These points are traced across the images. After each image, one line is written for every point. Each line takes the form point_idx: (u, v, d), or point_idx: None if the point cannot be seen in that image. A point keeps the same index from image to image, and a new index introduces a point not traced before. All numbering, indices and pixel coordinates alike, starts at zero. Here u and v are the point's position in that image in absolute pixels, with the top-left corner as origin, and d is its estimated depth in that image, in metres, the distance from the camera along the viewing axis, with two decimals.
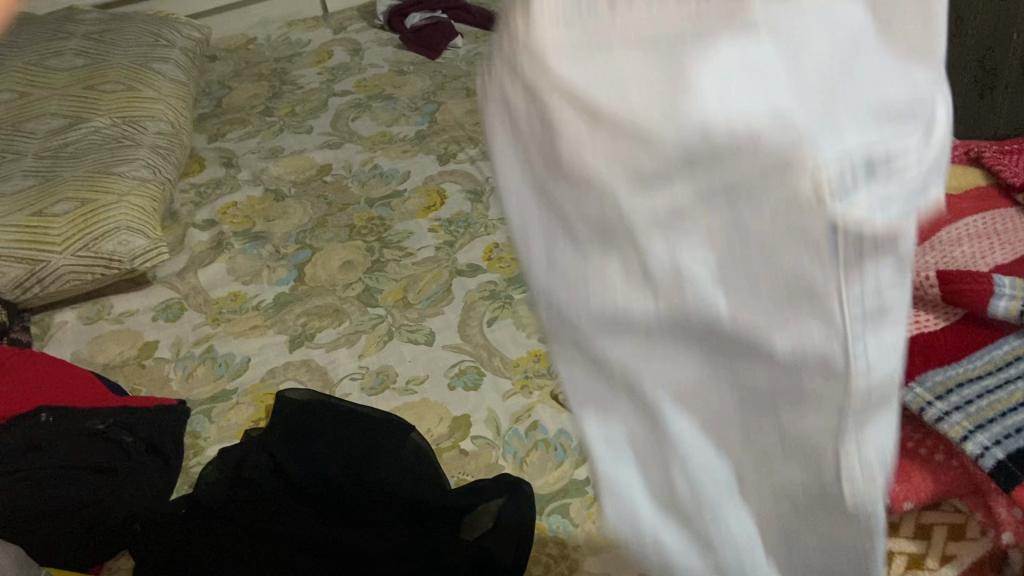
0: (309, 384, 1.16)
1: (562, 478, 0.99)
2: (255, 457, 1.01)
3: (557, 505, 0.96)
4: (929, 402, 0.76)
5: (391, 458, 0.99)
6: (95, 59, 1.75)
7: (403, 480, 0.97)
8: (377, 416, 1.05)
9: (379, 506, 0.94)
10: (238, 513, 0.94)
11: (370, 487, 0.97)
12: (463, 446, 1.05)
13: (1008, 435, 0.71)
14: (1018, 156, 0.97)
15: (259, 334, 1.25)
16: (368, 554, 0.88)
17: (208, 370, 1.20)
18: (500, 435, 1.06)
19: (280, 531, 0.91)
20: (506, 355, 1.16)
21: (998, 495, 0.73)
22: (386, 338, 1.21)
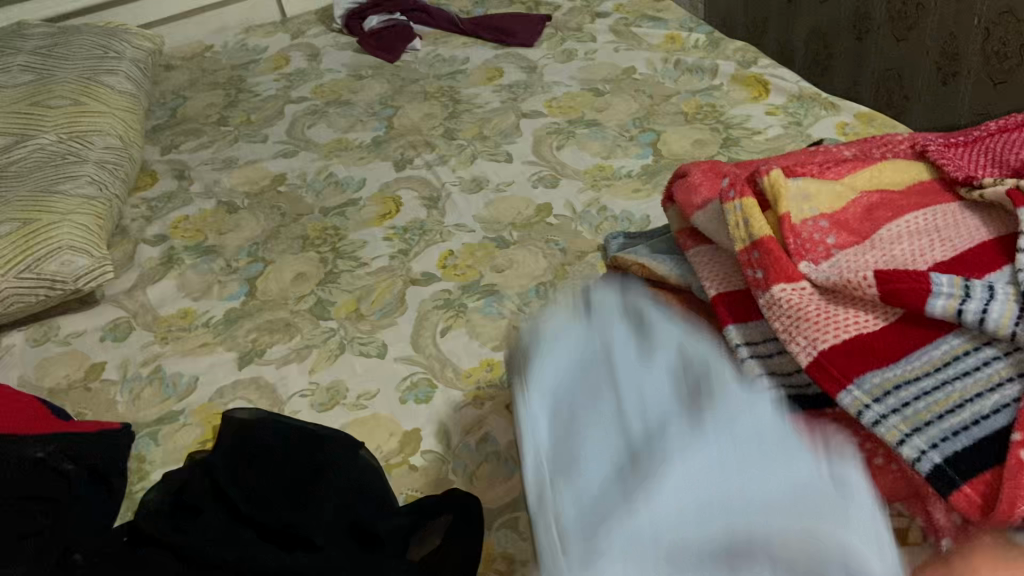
0: (258, 402, 1.14)
1: (511, 491, 0.98)
2: (200, 483, 0.98)
3: (506, 518, 0.95)
4: (866, 404, 0.76)
5: (337, 480, 0.96)
6: (42, 73, 1.71)
7: (350, 502, 0.94)
8: (324, 436, 1.03)
9: (325, 531, 0.90)
10: (178, 541, 0.91)
11: (314, 508, 0.92)
12: (412, 461, 1.03)
13: (945, 438, 0.71)
14: (961, 149, 0.99)
15: (208, 352, 1.23)
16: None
17: (155, 391, 1.18)
18: (450, 449, 1.04)
19: (218, 558, 0.88)
20: (458, 366, 1.15)
21: (936, 499, 0.72)
22: (338, 352, 1.20)
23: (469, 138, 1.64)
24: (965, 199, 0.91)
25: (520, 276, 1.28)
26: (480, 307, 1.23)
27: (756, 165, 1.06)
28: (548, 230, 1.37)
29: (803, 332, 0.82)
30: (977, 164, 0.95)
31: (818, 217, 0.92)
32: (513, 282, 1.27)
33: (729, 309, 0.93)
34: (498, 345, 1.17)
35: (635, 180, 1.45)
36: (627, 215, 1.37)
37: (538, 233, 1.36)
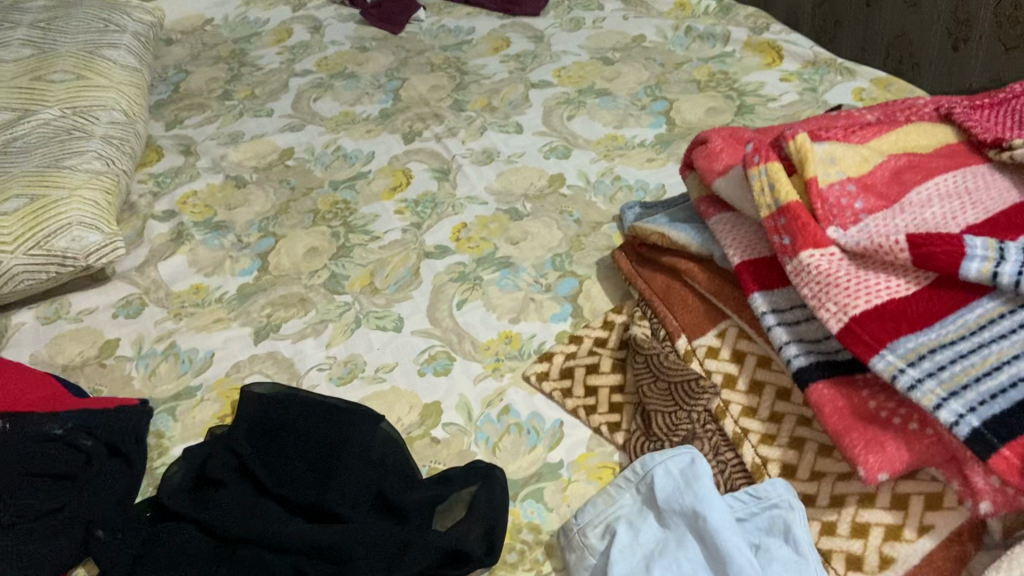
0: (275, 376, 1.13)
1: (535, 461, 0.98)
2: (220, 456, 0.96)
3: (532, 489, 0.95)
4: (901, 369, 0.75)
5: (361, 453, 0.95)
6: (42, 47, 1.68)
7: (373, 474, 0.93)
8: (344, 410, 1.01)
9: (350, 505, 0.90)
10: (202, 517, 0.90)
11: (338, 482, 0.92)
12: (434, 434, 1.03)
13: (983, 401, 0.71)
14: (989, 110, 0.97)
15: (223, 327, 1.22)
16: (341, 553, 0.84)
17: (171, 366, 1.17)
18: (472, 421, 1.03)
19: (244, 535, 0.87)
20: (477, 338, 1.14)
21: (975, 463, 0.73)
22: (354, 325, 1.18)
23: (478, 109, 1.61)
24: (996, 161, 0.90)
25: (535, 248, 1.27)
26: (497, 280, 1.22)
27: (779, 130, 1.04)
28: (562, 201, 1.35)
29: (834, 297, 0.81)
30: (1007, 126, 0.93)
31: (845, 181, 0.90)
32: (529, 254, 1.26)
33: (755, 277, 0.93)
34: (515, 317, 1.16)
35: (648, 149, 1.43)
36: (641, 185, 1.35)
37: (552, 204, 1.35)
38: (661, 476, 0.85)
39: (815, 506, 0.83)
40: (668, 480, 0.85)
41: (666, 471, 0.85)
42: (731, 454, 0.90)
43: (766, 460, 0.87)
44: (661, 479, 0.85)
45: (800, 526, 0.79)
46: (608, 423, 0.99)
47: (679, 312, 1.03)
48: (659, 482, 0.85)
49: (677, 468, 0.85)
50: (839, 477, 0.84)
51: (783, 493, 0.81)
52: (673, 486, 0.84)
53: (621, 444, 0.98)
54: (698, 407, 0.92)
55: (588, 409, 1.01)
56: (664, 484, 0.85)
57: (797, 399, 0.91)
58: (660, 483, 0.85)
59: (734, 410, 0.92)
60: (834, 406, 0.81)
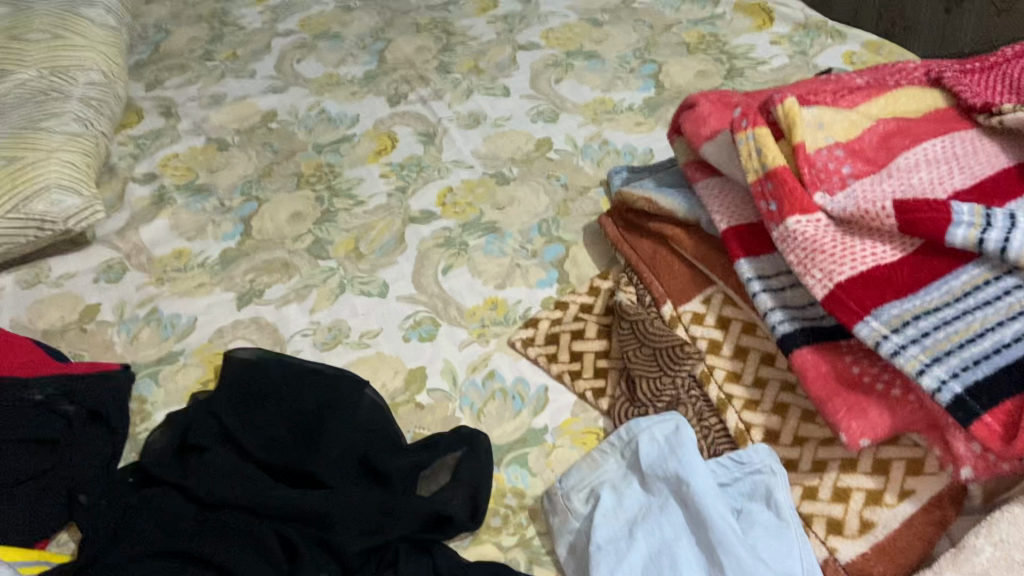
0: (259, 342, 1.12)
1: (520, 427, 0.98)
2: (202, 423, 0.96)
3: (516, 455, 0.95)
4: (885, 335, 0.75)
5: (344, 417, 0.95)
6: (17, 5, 1.63)
7: (357, 439, 0.93)
8: (329, 376, 1.00)
9: (334, 470, 0.90)
10: (184, 483, 0.89)
11: (322, 446, 0.92)
12: (419, 400, 1.02)
13: (966, 368, 0.71)
14: (979, 75, 0.96)
15: (206, 293, 1.20)
16: (324, 517, 0.84)
17: (154, 332, 1.16)
18: (457, 386, 1.03)
19: (227, 500, 0.87)
20: (462, 304, 1.13)
21: (956, 430, 0.73)
22: (338, 291, 1.17)
23: (464, 71, 1.59)
24: (984, 126, 0.89)
25: (521, 213, 1.26)
26: (483, 246, 1.21)
27: (767, 94, 1.02)
28: (549, 166, 1.33)
29: (819, 264, 0.81)
30: (998, 91, 0.92)
31: (832, 146, 0.89)
32: (515, 219, 1.25)
33: (741, 243, 0.92)
34: (501, 283, 1.15)
35: (636, 114, 1.41)
36: (629, 150, 1.34)
37: (539, 168, 1.33)
38: (644, 442, 0.86)
39: (796, 472, 0.83)
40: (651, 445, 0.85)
41: (651, 439, 0.85)
42: (715, 420, 0.91)
43: (749, 426, 0.87)
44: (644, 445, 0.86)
45: (781, 487, 0.79)
46: (593, 388, 0.99)
47: (665, 278, 1.02)
48: (642, 447, 0.85)
49: (661, 434, 0.86)
50: (822, 443, 0.84)
51: (765, 458, 0.81)
52: (657, 453, 0.84)
53: (605, 409, 0.98)
54: (683, 373, 0.93)
55: (573, 375, 1.01)
56: (647, 449, 0.85)
57: (782, 364, 0.91)
58: (643, 448, 0.85)
59: (718, 376, 0.92)
60: (817, 372, 0.81)
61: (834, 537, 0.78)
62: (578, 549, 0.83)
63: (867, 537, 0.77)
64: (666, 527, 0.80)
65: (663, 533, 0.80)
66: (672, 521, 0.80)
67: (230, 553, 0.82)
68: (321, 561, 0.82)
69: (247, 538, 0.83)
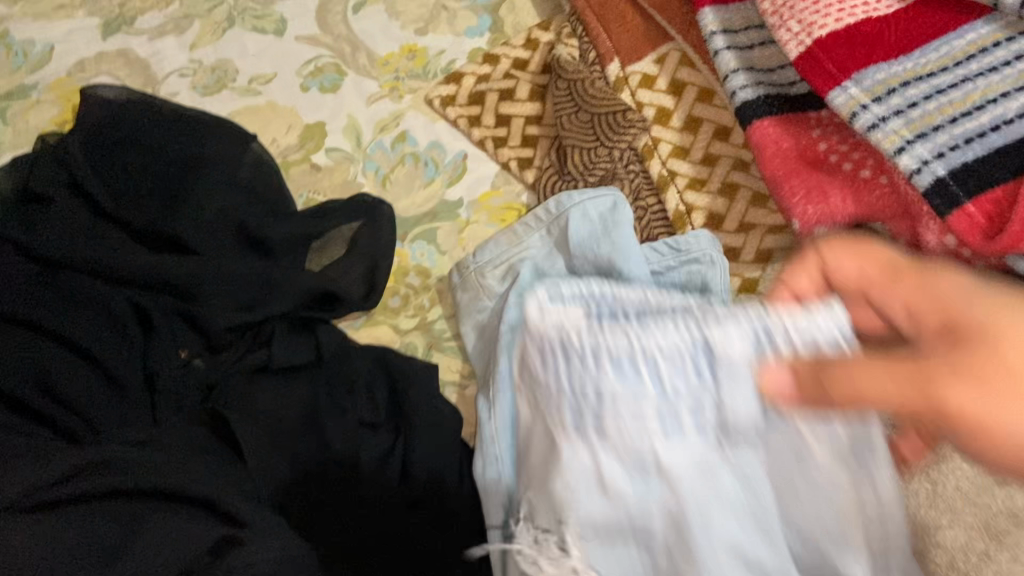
0: (127, 82, 0.94)
1: (430, 200, 0.83)
2: (47, 170, 0.79)
3: (422, 229, 0.81)
4: (864, 102, 0.62)
5: (219, 173, 0.80)
6: None
7: (235, 198, 0.80)
8: (205, 121, 0.84)
9: (201, 232, 0.77)
10: (20, 239, 0.73)
11: (189, 204, 0.78)
12: (314, 160, 0.87)
13: (955, 147, 0.58)
14: None
15: (65, 18, 0.99)
16: (192, 288, 0.72)
17: (1, 61, 0.96)
18: (361, 148, 0.87)
19: (72, 262, 0.73)
20: (374, 50, 0.93)
21: (930, 221, 0.62)
22: (226, 26, 0.97)
23: None
24: None
25: None
26: None
27: None
28: None
29: (798, 13, 0.67)
30: None
31: None
32: None
33: None
34: (423, 28, 0.95)
35: None
36: None
37: None
38: (577, 221, 0.72)
39: (738, 262, 0.73)
40: (585, 228, 0.72)
41: (582, 216, 0.72)
42: (653, 200, 0.78)
43: (691, 209, 0.75)
44: (577, 223, 0.72)
45: (718, 284, 0.69)
46: (519, 158, 0.84)
47: (614, 32, 0.84)
48: (575, 229, 0.72)
49: (596, 211, 0.72)
50: (770, 231, 0.73)
51: (708, 247, 0.70)
52: (588, 232, 0.72)
53: (532, 184, 0.83)
54: (622, 143, 0.79)
55: (497, 142, 0.85)
56: (580, 232, 0.72)
57: (737, 141, 0.78)
58: (575, 229, 0.72)
59: (663, 151, 0.79)
60: (778, 148, 0.69)
61: None
62: (486, 331, 0.73)
63: None
64: None
65: None
66: None
67: (77, 322, 0.69)
68: (184, 336, 0.71)
69: (99, 308, 0.71)
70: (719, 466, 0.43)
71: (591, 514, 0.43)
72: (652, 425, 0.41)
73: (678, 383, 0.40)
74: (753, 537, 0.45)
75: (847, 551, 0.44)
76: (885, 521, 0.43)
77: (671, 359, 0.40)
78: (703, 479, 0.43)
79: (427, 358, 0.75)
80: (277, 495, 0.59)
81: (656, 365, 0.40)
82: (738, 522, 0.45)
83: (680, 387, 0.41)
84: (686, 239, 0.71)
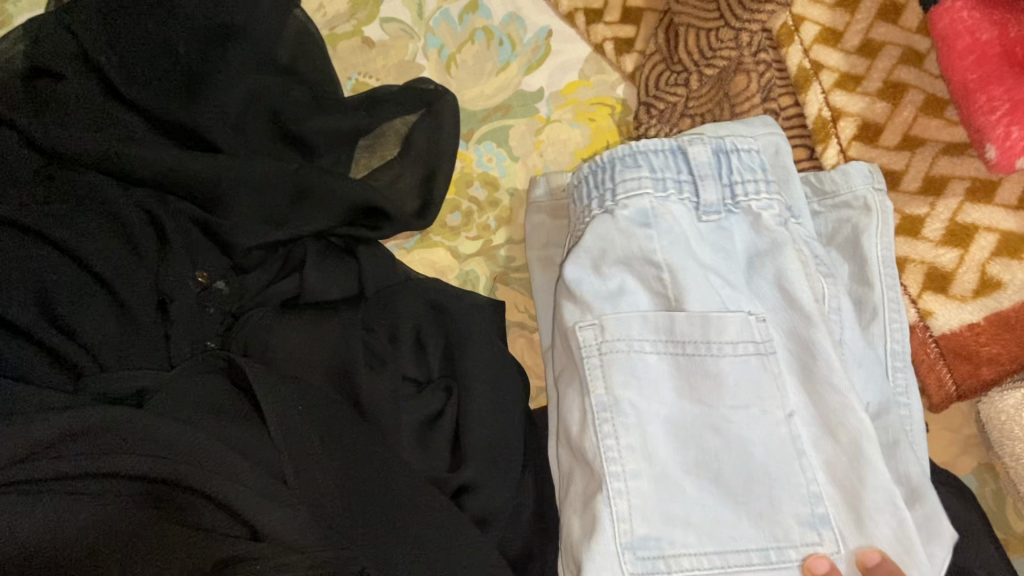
0: None
1: (502, 90, 0.66)
2: (46, 37, 0.62)
3: (491, 127, 0.66)
4: None
5: (254, 50, 0.65)
6: None
7: (271, 83, 0.65)
8: None
9: (231, 126, 0.63)
10: (20, 120, 0.59)
11: (213, 85, 0.64)
12: (367, 34, 0.69)
13: None
14: None
15: None
16: (214, 191, 0.60)
17: None
18: (422, 20, 0.68)
19: (80, 155, 0.59)
20: None
21: None
22: None
23: None
24: None
25: None
26: None
27: None
28: None
29: None
30: None
31: None
32: None
33: None
34: None
35: None
36: None
37: None
38: (753, 148, 0.54)
39: (897, 192, 0.56)
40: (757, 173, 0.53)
41: (738, 154, 0.53)
42: (788, 99, 0.61)
43: (838, 114, 0.59)
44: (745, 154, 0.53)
45: (871, 231, 0.54)
46: (617, 38, 0.67)
47: None
48: (744, 162, 0.53)
49: (760, 141, 0.56)
50: (945, 150, 0.56)
51: (864, 183, 0.55)
52: (752, 175, 0.53)
53: (630, 74, 0.66)
54: (755, 23, 0.61)
55: (589, 16, 0.67)
56: (753, 174, 0.53)
57: (911, 24, 0.59)
58: (747, 159, 0.53)
59: (806, 33, 0.60)
60: (973, 42, 0.51)
61: (930, 296, 0.54)
62: (606, 258, 0.52)
63: (983, 302, 0.53)
64: (789, 326, 0.51)
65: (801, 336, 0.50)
66: (810, 325, 0.50)
67: (82, 228, 0.57)
68: (201, 248, 0.60)
69: (108, 212, 0.59)
70: (698, 231, 0.53)
71: (618, 247, 0.52)
72: (648, 186, 0.52)
73: (663, 167, 0.53)
74: (731, 265, 0.53)
75: (785, 265, 0.52)
76: (769, 218, 0.53)
77: (657, 156, 0.53)
78: (669, 223, 0.52)
79: (493, 293, 0.64)
80: (306, 469, 0.46)
81: (650, 161, 0.53)
82: (716, 257, 0.53)
83: (665, 174, 0.53)
84: (838, 174, 0.56)
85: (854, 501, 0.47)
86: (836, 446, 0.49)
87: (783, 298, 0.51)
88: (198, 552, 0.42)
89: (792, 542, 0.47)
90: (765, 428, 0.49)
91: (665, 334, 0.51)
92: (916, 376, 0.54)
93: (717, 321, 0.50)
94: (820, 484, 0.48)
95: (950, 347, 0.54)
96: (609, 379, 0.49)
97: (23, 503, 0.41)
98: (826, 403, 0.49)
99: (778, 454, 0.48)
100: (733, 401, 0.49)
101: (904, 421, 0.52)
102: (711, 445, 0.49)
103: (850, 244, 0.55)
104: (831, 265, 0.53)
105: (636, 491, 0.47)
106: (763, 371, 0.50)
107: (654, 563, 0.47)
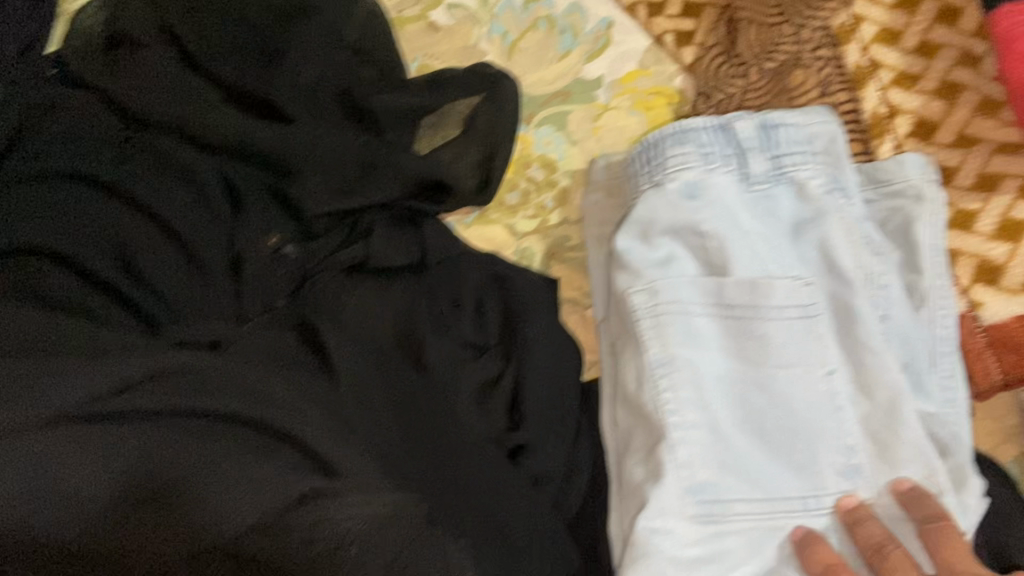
0: None
1: (563, 77, 0.68)
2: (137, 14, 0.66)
3: (552, 112, 0.68)
4: None
5: (326, 24, 0.66)
6: None
7: (341, 59, 0.67)
8: None
9: (303, 97, 0.65)
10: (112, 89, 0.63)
11: (286, 58, 0.66)
12: (433, 18, 0.71)
13: None
14: None
15: None
16: (286, 159, 0.62)
17: None
18: (487, 7, 0.71)
19: (165, 122, 0.62)
20: None
21: None
22: None
23: None
24: None
25: None
26: None
27: None
28: None
29: None
30: None
31: None
32: None
33: None
34: None
35: None
36: None
37: None
38: (799, 122, 0.56)
39: (949, 188, 0.58)
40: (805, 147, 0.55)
41: (788, 129, 0.56)
42: (844, 95, 0.62)
43: (893, 111, 0.60)
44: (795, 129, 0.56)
45: (921, 221, 0.55)
46: (677, 32, 0.68)
47: None
48: (795, 137, 0.55)
49: (814, 123, 0.56)
50: (999, 149, 0.57)
51: (918, 171, 0.56)
52: (801, 149, 0.55)
53: (689, 65, 0.68)
54: (815, 20, 0.64)
55: (651, 9, 0.69)
56: (802, 148, 0.55)
57: (967, 27, 0.61)
58: (794, 132, 0.56)
59: (864, 33, 0.62)
60: None
61: (981, 287, 0.56)
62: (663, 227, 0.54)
63: None
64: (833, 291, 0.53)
65: (843, 299, 0.53)
66: (850, 286, 0.53)
67: (161, 188, 0.60)
68: (274, 215, 0.62)
69: (186, 176, 0.61)
70: (744, 200, 0.55)
71: (665, 218, 0.54)
72: (694, 159, 0.54)
73: (709, 141, 0.55)
74: (778, 229, 0.55)
75: (829, 230, 0.54)
76: (819, 189, 0.55)
77: (704, 133, 0.55)
78: (715, 190, 0.54)
79: (547, 270, 0.66)
80: (372, 427, 0.49)
81: (697, 136, 0.55)
82: (761, 221, 0.55)
83: (712, 149, 0.55)
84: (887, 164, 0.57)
85: (885, 452, 0.51)
86: (875, 404, 0.51)
87: (825, 262, 0.54)
88: (274, 487, 0.42)
89: (828, 491, 0.50)
90: (806, 385, 0.51)
91: (714, 298, 0.53)
92: (964, 366, 0.56)
93: (764, 286, 0.52)
94: (855, 436, 0.51)
95: (999, 336, 0.55)
96: (665, 337, 0.51)
97: (110, 428, 0.43)
98: (865, 361, 0.52)
99: (822, 410, 0.51)
100: (778, 360, 0.51)
101: (947, 405, 0.53)
102: (758, 400, 0.51)
103: (902, 232, 0.56)
104: (875, 237, 0.55)
105: (695, 441, 0.49)
106: (807, 333, 0.52)
107: (710, 507, 0.48)
